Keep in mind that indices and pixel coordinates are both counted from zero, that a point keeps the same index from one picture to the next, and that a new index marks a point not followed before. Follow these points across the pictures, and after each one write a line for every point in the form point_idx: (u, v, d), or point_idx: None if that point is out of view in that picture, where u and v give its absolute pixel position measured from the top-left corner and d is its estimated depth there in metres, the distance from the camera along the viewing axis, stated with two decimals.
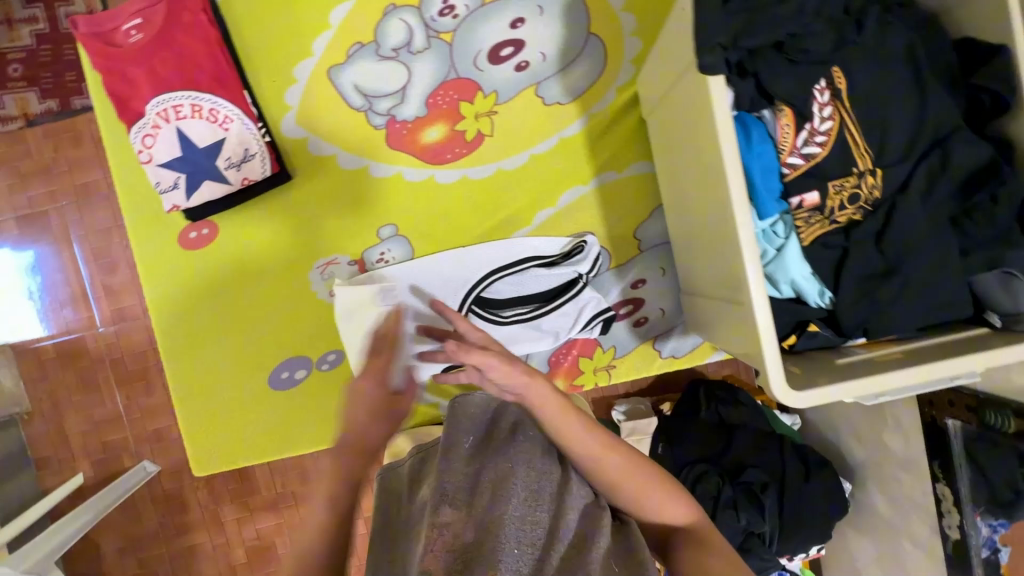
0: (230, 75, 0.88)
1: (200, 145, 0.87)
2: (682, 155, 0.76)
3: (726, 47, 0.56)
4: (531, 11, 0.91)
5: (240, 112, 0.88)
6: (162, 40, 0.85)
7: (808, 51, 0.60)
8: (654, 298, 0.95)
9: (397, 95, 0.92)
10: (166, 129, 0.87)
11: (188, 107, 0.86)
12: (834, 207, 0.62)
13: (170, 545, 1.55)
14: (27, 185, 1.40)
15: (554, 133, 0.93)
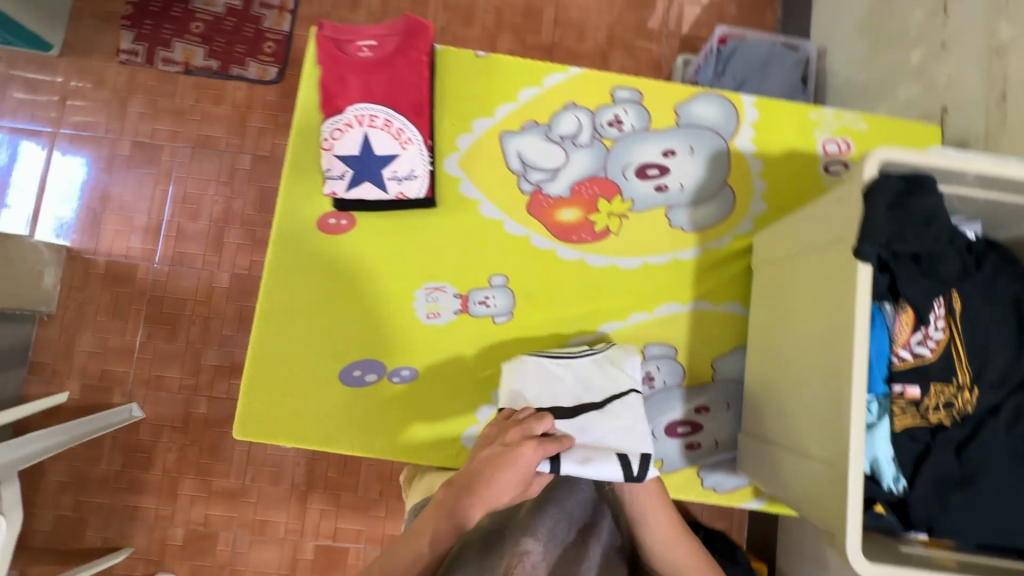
0: (426, 107, 1.00)
1: (377, 152, 0.98)
2: (788, 312, 0.86)
3: (883, 244, 0.65)
4: (683, 148, 1.06)
5: (422, 138, 1.00)
6: (385, 63, 1.00)
7: (936, 269, 0.70)
8: (711, 428, 1.00)
9: (550, 173, 1.04)
10: (355, 130, 0.98)
11: (382, 119, 0.98)
12: (930, 406, 0.69)
13: None
14: None
15: (670, 253, 1.04)
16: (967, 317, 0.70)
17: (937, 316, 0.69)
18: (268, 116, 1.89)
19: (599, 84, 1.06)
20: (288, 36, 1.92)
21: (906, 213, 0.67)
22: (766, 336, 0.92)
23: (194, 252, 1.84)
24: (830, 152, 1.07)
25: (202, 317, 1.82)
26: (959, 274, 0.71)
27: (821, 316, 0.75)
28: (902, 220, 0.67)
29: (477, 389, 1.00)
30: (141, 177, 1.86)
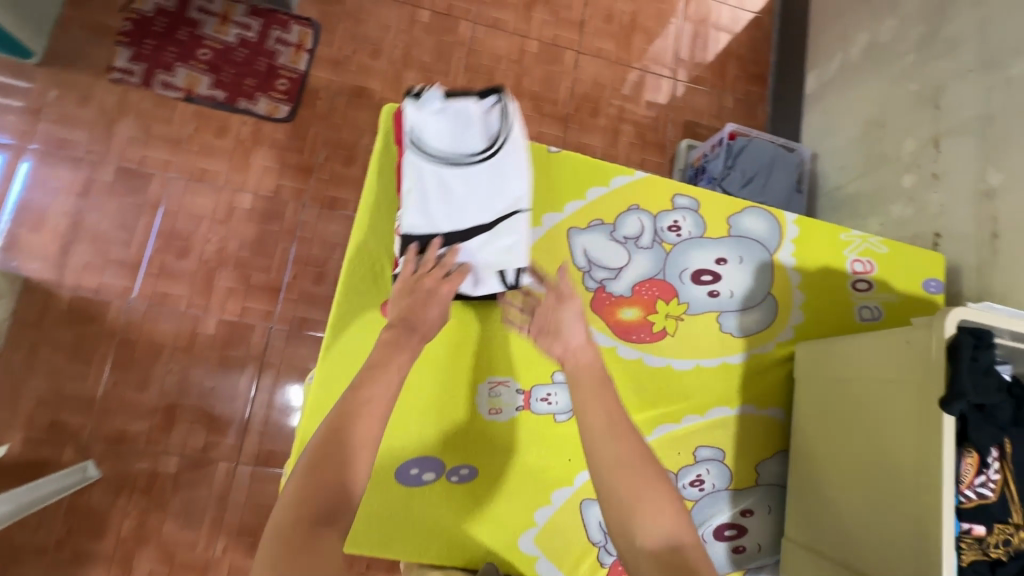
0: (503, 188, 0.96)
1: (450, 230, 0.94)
2: (842, 432, 0.93)
3: (965, 398, 0.73)
4: (733, 257, 1.13)
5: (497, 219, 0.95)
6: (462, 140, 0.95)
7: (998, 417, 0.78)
8: (755, 531, 1.04)
9: (613, 272, 1.06)
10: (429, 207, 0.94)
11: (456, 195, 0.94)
12: (991, 543, 0.76)
13: None
14: None
15: (720, 356, 1.08)
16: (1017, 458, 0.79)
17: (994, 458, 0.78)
18: (276, 154, 1.78)
19: (661, 190, 1.11)
20: (305, 75, 1.84)
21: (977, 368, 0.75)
22: (810, 446, 1.00)
23: (179, 293, 1.66)
24: (856, 270, 1.18)
25: (181, 367, 1.62)
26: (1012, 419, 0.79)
27: (890, 447, 0.84)
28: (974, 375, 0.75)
29: (534, 488, 0.98)
30: (124, 207, 1.68)
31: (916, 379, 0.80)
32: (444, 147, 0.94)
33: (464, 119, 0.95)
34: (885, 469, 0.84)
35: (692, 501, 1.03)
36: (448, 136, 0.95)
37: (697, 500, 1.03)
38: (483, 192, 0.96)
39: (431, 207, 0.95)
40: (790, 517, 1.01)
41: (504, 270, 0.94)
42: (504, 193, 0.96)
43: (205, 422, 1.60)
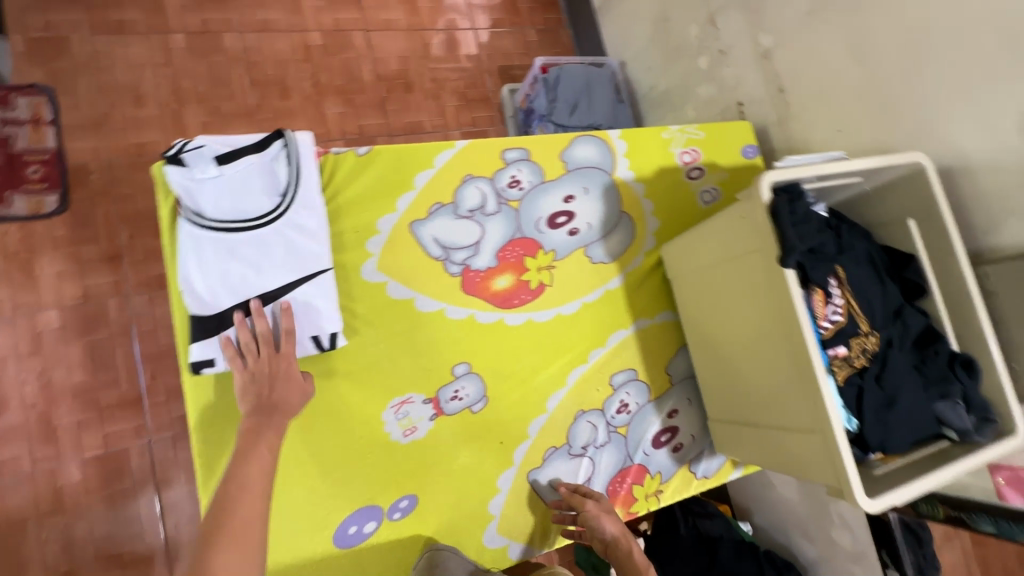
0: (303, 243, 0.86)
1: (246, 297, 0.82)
2: (720, 313, 1.00)
3: (795, 249, 0.81)
4: (578, 191, 1.14)
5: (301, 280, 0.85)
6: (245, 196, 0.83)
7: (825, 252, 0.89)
8: (685, 425, 1.11)
9: (471, 249, 1.03)
10: (217, 273, 0.81)
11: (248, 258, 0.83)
12: (854, 356, 0.88)
13: None
14: None
15: (601, 286, 1.12)
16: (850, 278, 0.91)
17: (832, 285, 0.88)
18: (67, 254, 1.50)
19: (487, 151, 1.08)
20: (61, 153, 1.54)
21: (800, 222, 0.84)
22: (705, 337, 1.06)
23: (16, 455, 1.37)
24: (686, 161, 1.25)
25: (59, 532, 1.36)
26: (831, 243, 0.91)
27: (758, 315, 0.90)
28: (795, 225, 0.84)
29: (478, 485, 0.96)
30: None
31: (756, 246, 0.87)
32: (225, 205, 0.82)
33: (244, 174, 0.84)
34: (761, 335, 0.91)
35: (624, 427, 1.07)
36: (229, 193, 0.83)
37: (626, 425, 1.07)
38: (282, 249, 0.84)
39: (223, 273, 0.81)
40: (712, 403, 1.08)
41: (318, 335, 0.86)
42: (306, 249, 0.86)
43: (117, 574, 1.38)
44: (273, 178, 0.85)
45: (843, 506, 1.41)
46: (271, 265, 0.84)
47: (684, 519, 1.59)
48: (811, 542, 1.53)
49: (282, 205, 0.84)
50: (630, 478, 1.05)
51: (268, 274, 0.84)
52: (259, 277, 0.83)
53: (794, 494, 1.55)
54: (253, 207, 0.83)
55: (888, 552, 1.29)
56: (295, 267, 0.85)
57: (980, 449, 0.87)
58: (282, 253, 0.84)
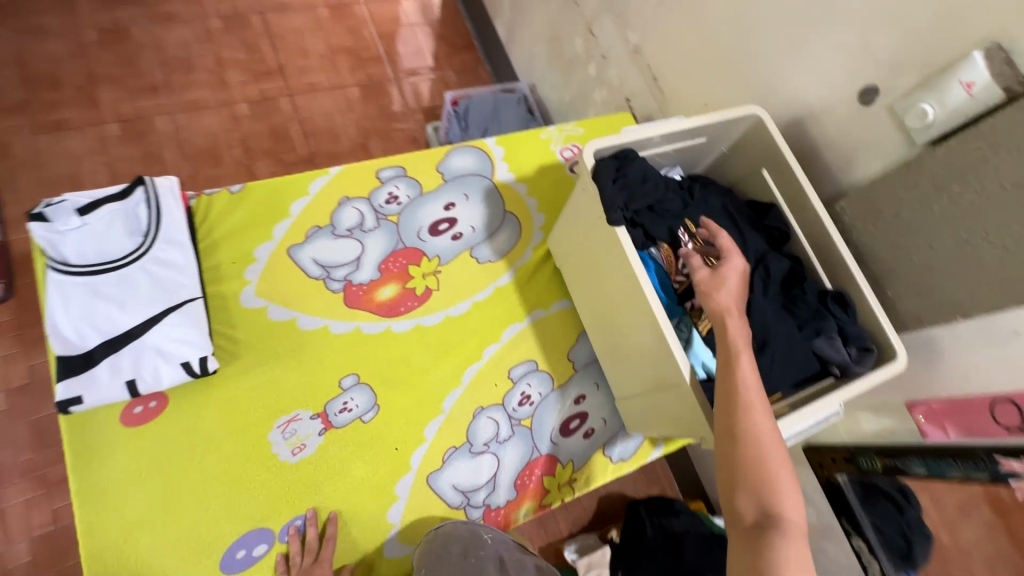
0: (168, 276, 0.91)
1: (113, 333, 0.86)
2: (594, 289, 1.03)
3: (622, 209, 0.86)
4: (459, 198, 1.18)
5: (168, 308, 0.89)
6: (107, 239, 0.89)
7: (669, 211, 0.92)
8: (595, 410, 1.10)
9: (352, 264, 1.07)
10: (83, 314, 0.85)
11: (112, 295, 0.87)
12: None
13: None
14: None
15: (490, 284, 1.14)
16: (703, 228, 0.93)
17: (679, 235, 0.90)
18: (13, 338, 1.58)
19: (361, 174, 1.14)
20: (4, 245, 1.65)
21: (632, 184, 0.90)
22: (592, 317, 1.08)
23: None
24: (568, 157, 1.29)
25: None
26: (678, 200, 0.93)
27: (617, 282, 0.93)
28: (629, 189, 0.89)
29: (375, 494, 0.95)
30: None
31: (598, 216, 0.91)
32: (88, 251, 0.88)
33: (106, 221, 0.89)
34: (624, 301, 0.93)
35: (529, 419, 1.06)
36: (92, 240, 0.88)
37: (532, 416, 1.06)
38: (147, 284, 0.89)
39: (89, 314, 0.86)
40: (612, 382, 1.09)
41: (187, 360, 0.88)
42: (171, 282, 0.91)
43: None
44: (135, 221, 0.91)
45: (799, 479, 1.34)
46: (135, 300, 0.88)
47: (649, 519, 1.53)
48: None
49: (144, 245, 0.90)
50: (539, 470, 1.04)
51: (132, 309, 0.88)
52: (122, 312, 0.87)
53: None
54: (116, 250, 0.89)
55: (848, 518, 1.19)
56: (161, 298, 0.89)
57: (859, 378, 0.86)
58: (146, 287, 0.89)
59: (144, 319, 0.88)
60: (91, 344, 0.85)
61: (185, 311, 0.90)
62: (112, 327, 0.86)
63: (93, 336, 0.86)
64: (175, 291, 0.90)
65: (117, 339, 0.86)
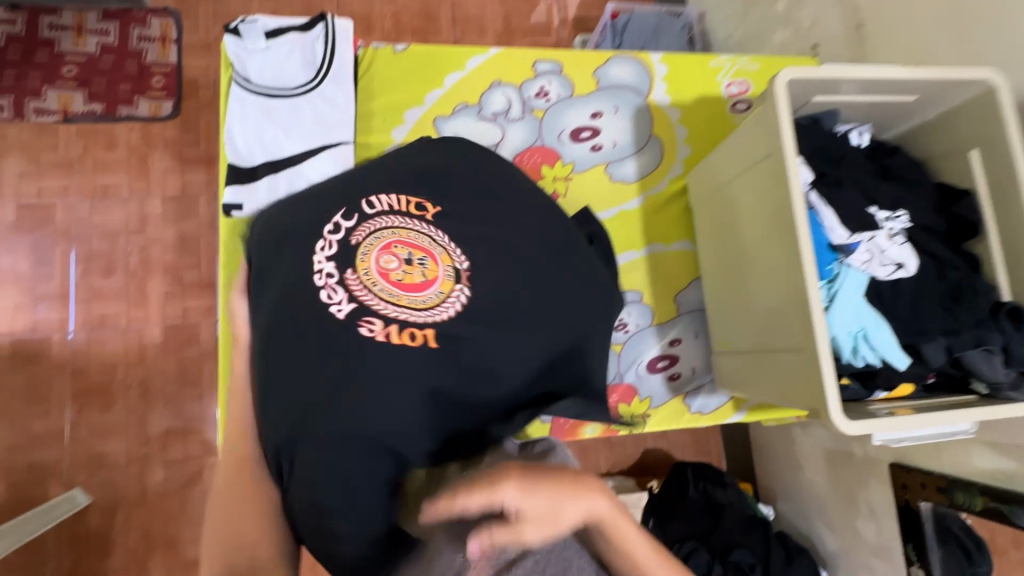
0: (329, 114, 0.96)
1: (275, 155, 0.94)
2: (730, 233, 0.96)
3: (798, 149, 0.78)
4: (608, 108, 1.13)
5: (322, 144, 0.95)
6: (284, 68, 0.95)
7: (839, 172, 0.84)
8: (687, 357, 1.08)
9: (490, 150, 1.08)
10: (253, 130, 0.93)
11: (280, 120, 0.94)
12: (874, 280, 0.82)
13: (150, 549, 1.61)
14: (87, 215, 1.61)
15: (616, 206, 1.11)
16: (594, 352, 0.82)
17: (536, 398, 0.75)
18: (172, 153, 1.78)
19: (520, 60, 1.10)
20: (178, 66, 1.80)
21: (817, 141, 0.86)
22: (716, 264, 1.02)
23: (116, 312, 1.69)
24: (733, 93, 1.18)
25: (139, 378, 1.67)
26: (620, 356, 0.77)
27: (764, 231, 0.85)
28: (804, 136, 0.86)
29: None
30: (35, 243, 1.69)
31: (769, 147, 0.81)
32: (268, 75, 0.94)
33: (287, 51, 0.95)
34: (764, 255, 0.86)
35: (620, 345, 1.06)
36: (273, 65, 0.95)
37: (625, 346, 1.06)
38: (311, 117, 0.95)
39: (258, 131, 0.93)
40: None
41: None
42: (330, 121, 0.96)
43: (178, 424, 1.67)
44: (311, 56, 0.96)
45: (871, 492, 1.27)
46: (298, 130, 0.95)
47: (694, 482, 1.51)
48: (832, 534, 1.42)
49: (315, 81, 0.95)
50: (616, 395, 1.05)
51: (293, 137, 0.94)
52: (285, 137, 0.94)
53: (820, 480, 1.43)
54: (292, 79, 0.95)
55: (914, 547, 1.15)
56: (317, 133, 0.95)
57: (1010, 403, 0.75)
58: (307, 119, 0.95)
59: (299, 148, 0.94)
60: (255, 159, 0.94)
61: (334, 151, 0.95)
62: (272, 147, 0.94)
63: (257, 152, 0.94)
64: (331, 130, 0.96)
65: (277, 161, 0.94)
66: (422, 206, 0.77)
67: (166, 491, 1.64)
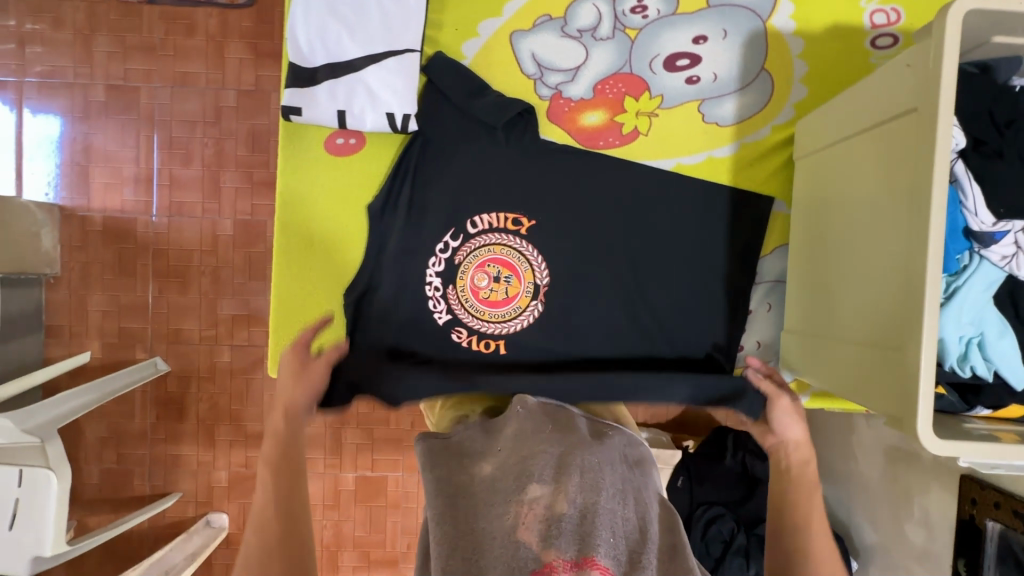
0: (397, 14, 0.87)
1: (334, 55, 0.87)
2: (836, 199, 0.82)
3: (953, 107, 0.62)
4: (715, 32, 0.95)
5: (385, 48, 0.87)
6: None
7: (1003, 139, 0.67)
8: (755, 329, 0.98)
9: (569, 73, 0.95)
10: (314, 23, 0.86)
11: (343, 13, 0.86)
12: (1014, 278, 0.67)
13: (216, 419, 1.81)
14: (169, 106, 1.75)
15: (705, 151, 0.97)
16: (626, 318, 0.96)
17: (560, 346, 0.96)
18: (247, 45, 1.75)
19: None
20: None
21: (979, 98, 0.69)
22: (813, 232, 0.88)
23: (192, 201, 1.77)
24: (876, 25, 0.96)
25: (211, 267, 1.78)
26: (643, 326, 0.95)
27: (886, 204, 0.71)
28: (963, 89, 0.69)
29: None
30: (121, 124, 1.75)
31: (917, 101, 0.65)
32: None
33: None
34: (880, 230, 0.72)
35: None
36: None
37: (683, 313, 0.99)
38: (377, 15, 0.86)
39: (320, 26, 0.86)
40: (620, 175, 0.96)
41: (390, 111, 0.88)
42: (396, 22, 0.87)
43: (243, 314, 1.80)
44: None
45: (930, 498, 1.17)
46: (361, 27, 0.86)
47: (732, 450, 1.45)
48: (872, 528, 1.35)
49: None
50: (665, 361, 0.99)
51: (354, 35, 0.86)
52: (347, 33, 0.86)
53: (874, 472, 1.34)
54: None
55: (966, 563, 1.07)
56: (381, 33, 0.87)
57: None
58: (373, 17, 0.86)
59: (360, 49, 0.87)
60: (313, 56, 0.87)
61: (396, 56, 0.87)
62: (332, 42, 0.86)
63: (318, 48, 0.87)
64: (397, 34, 0.87)
65: (338, 63, 0.87)
66: (517, 222, 0.95)
67: (232, 370, 1.80)
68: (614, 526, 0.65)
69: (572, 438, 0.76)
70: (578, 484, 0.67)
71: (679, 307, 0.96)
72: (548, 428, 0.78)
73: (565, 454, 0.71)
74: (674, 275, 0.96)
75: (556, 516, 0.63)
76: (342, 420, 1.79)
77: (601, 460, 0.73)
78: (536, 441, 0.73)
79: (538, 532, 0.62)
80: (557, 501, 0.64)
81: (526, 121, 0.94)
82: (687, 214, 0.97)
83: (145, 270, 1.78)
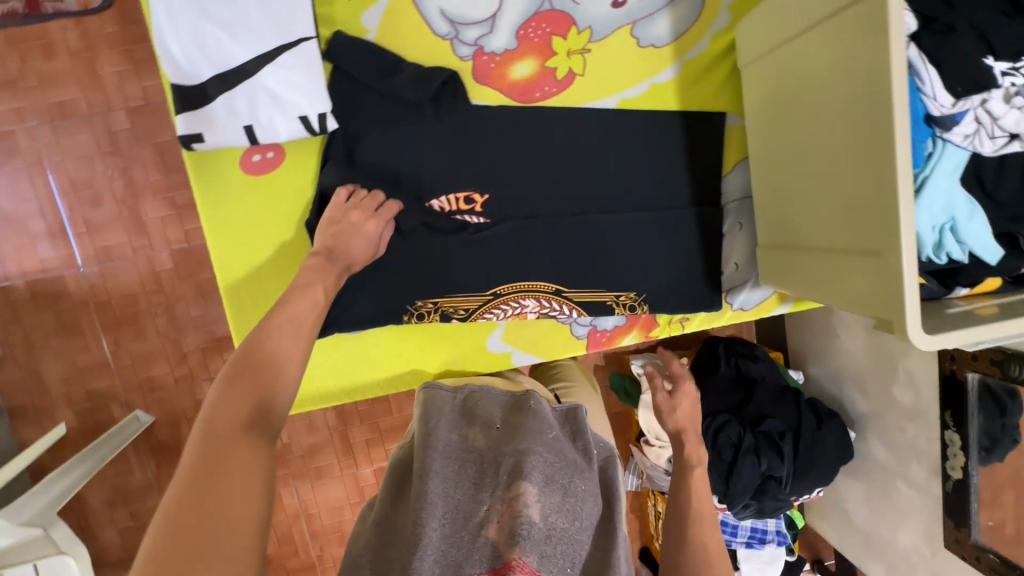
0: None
1: (219, 63, 0.75)
2: (791, 105, 0.79)
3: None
4: None
5: (275, 43, 0.76)
6: None
7: (952, 10, 0.63)
8: (732, 251, 0.97)
9: (486, 24, 0.86)
10: (183, 31, 0.73)
11: (214, 11, 0.73)
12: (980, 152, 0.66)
13: None
14: (57, 144, 1.56)
15: (647, 79, 0.91)
16: (603, 272, 0.93)
17: (544, 312, 0.94)
18: (121, 54, 1.54)
19: None
20: None
21: None
22: (772, 146, 0.85)
23: (119, 242, 1.62)
24: None
25: (163, 306, 1.67)
26: (623, 278, 0.94)
27: (842, 103, 0.69)
28: None
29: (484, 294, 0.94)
30: (10, 175, 1.56)
31: None
32: None
33: None
34: (840, 133, 0.70)
35: None
36: None
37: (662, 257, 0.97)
38: (255, 4, 0.74)
39: (191, 31, 0.74)
40: (564, 124, 0.90)
41: (302, 115, 0.79)
42: (280, 9, 0.75)
43: (212, 344, 1.71)
44: None
45: (912, 361, 1.24)
46: (240, 22, 0.74)
47: (726, 358, 1.50)
48: (864, 397, 1.42)
49: None
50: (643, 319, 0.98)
51: (233, 34, 0.74)
52: (225, 33, 0.74)
53: (858, 347, 1.40)
54: None
55: (953, 413, 1.15)
56: (265, 26, 0.75)
57: None
58: (250, 8, 0.74)
59: (246, 49, 0.75)
60: (194, 69, 0.75)
61: (290, 49, 0.76)
62: (211, 49, 0.74)
63: (197, 57, 0.75)
64: (285, 22, 0.75)
65: (225, 71, 0.76)
66: (470, 200, 0.89)
67: None
68: (570, 559, 0.66)
69: (569, 453, 0.79)
70: (557, 504, 0.69)
71: (653, 247, 0.94)
72: (552, 435, 0.81)
73: (560, 469, 0.74)
74: (642, 217, 0.92)
75: (528, 515, 0.64)
76: (345, 421, 1.77)
77: (587, 487, 0.74)
78: (537, 444, 0.76)
79: (507, 522, 0.63)
80: (534, 507, 0.66)
81: (452, 89, 0.85)
82: (642, 151, 0.92)
83: (92, 325, 1.66)
